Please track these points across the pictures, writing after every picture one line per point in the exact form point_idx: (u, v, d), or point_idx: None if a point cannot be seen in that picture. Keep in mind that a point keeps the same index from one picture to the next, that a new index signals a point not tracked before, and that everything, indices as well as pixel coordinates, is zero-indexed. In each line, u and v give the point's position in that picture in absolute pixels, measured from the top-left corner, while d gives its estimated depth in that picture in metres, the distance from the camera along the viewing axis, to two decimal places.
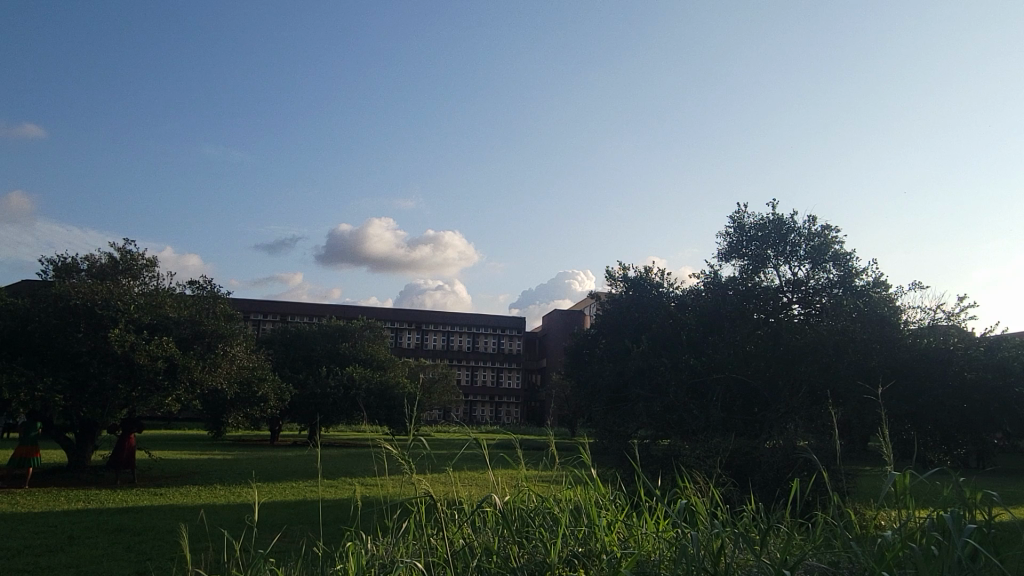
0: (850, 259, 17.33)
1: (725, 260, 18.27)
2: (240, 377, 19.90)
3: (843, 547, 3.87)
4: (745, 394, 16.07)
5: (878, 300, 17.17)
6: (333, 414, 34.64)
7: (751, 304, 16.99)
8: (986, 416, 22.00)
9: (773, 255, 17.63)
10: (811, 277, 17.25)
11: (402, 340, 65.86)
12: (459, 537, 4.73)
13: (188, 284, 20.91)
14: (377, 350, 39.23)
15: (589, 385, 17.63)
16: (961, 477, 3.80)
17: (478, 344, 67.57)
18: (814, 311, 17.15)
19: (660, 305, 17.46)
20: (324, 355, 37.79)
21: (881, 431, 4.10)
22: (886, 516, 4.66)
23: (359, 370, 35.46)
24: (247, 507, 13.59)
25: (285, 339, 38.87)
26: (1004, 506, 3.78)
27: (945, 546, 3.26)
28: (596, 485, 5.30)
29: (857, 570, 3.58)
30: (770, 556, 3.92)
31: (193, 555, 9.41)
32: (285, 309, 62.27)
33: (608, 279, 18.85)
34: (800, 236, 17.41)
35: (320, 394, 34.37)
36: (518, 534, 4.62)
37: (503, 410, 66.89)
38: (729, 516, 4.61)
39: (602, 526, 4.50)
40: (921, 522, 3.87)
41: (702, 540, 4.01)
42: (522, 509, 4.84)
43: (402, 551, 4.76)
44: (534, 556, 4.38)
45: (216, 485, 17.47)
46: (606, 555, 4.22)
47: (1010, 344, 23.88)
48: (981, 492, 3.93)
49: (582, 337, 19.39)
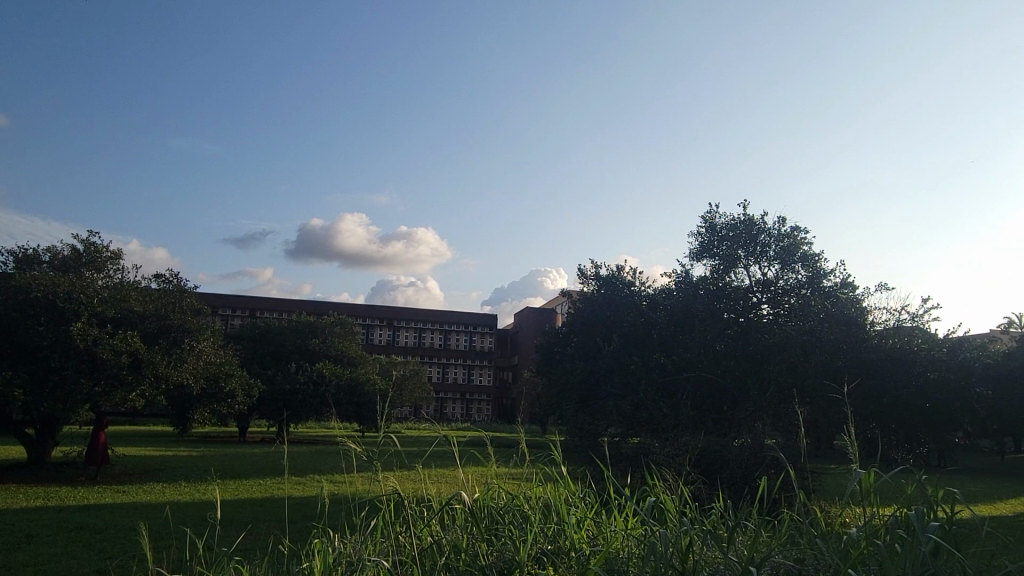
0: (818, 260, 17.53)
1: (697, 260, 18.41)
2: (206, 373, 19.59)
3: (808, 545, 3.90)
4: (715, 393, 16.21)
5: (845, 300, 17.39)
6: (302, 410, 34.28)
7: (721, 303, 17.08)
8: (948, 415, 22.46)
9: (744, 255, 17.81)
10: (780, 277, 17.42)
11: (373, 336, 65.44)
12: (428, 535, 4.68)
13: (154, 277, 20.53)
14: (348, 346, 38.92)
15: (560, 382, 17.66)
16: (924, 475, 3.83)
17: (450, 341, 67.43)
18: (783, 311, 17.31)
19: (631, 304, 17.56)
20: (293, 351, 37.41)
21: (847, 429, 4.11)
22: (851, 513, 4.67)
23: (329, 367, 35.06)
24: (212, 505, 13.37)
25: (253, 334, 38.39)
26: (967, 504, 3.81)
27: (909, 543, 3.28)
28: (566, 483, 5.29)
29: (823, 568, 3.60)
30: (737, 553, 3.95)
31: (155, 554, 9.21)
32: (254, 304, 61.50)
33: (581, 277, 18.90)
34: (770, 236, 17.63)
35: (289, 389, 33.99)
36: (487, 532, 4.58)
37: (474, 407, 66.82)
38: (697, 514, 4.62)
39: (571, 524, 4.49)
40: (885, 519, 3.90)
41: (671, 537, 4.01)
42: (491, 506, 4.82)
43: (369, 549, 4.70)
44: (503, 553, 4.35)
45: (180, 482, 17.12)
46: (575, 553, 4.21)
47: (970, 346, 24.41)
48: (945, 489, 3.95)
49: (553, 335, 19.40)
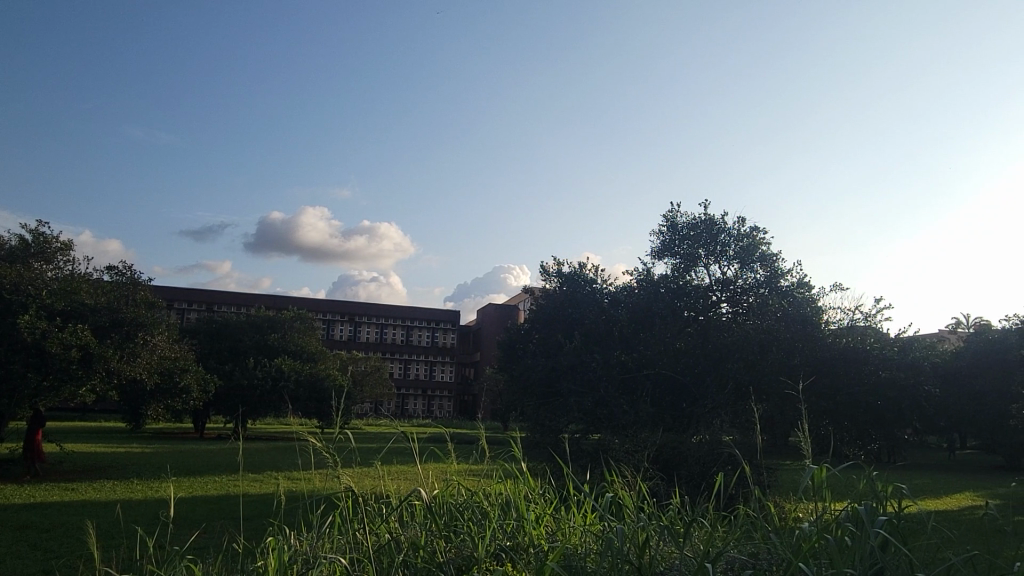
0: (776, 261, 17.87)
1: (658, 258, 18.60)
2: (160, 368, 19.15)
3: (762, 539, 3.95)
4: (674, 390, 16.40)
5: (802, 300, 17.75)
6: (260, 406, 33.74)
7: (681, 302, 17.29)
8: (898, 413, 23.12)
9: (704, 254, 18.05)
10: (739, 277, 17.71)
11: (333, 332, 64.73)
12: (387, 531, 4.64)
13: (106, 269, 19.99)
14: (308, 341, 38.39)
15: (522, 378, 17.67)
16: (874, 471, 3.92)
17: (412, 337, 67.09)
18: (741, 310, 17.59)
19: (593, 302, 17.66)
20: (251, 346, 36.77)
21: (801, 426, 4.18)
22: (804, 509, 4.74)
23: (288, 362, 34.50)
24: (164, 502, 13.09)
25: (210, 329, 37.62)
26: (914, 499, 3.90)
27: (859, 538, 3.35)
28: (525, 479, 5.29)
29: (775, 563, 3.66)
30: (693, 548, 3.98)
31: (103, 554, 8.98)
32: (211, 298, 60.27)
33: (543, 274, 18.95)
34: (729, 236, 17.91)
35: (246, 385, 33.40)
36: (446, 528, 4.55)
37: (435, 403, 66.61)
38: (655, 510, 4.66)
39: (531, 520, 4.50)
40: (836, 514, 3.98)
41: (628, 533, 4.04)
42: (451, 503, 4.80)
43: (326, 546, 4.63)
44: (462, 550, 4.33)
45: (131, 479, 16.74)
46: (533, 549, 4.20)
47: (920, 345, 25.11)
48: (893, 485, 4.03)
49: (514, 332, 19.43)
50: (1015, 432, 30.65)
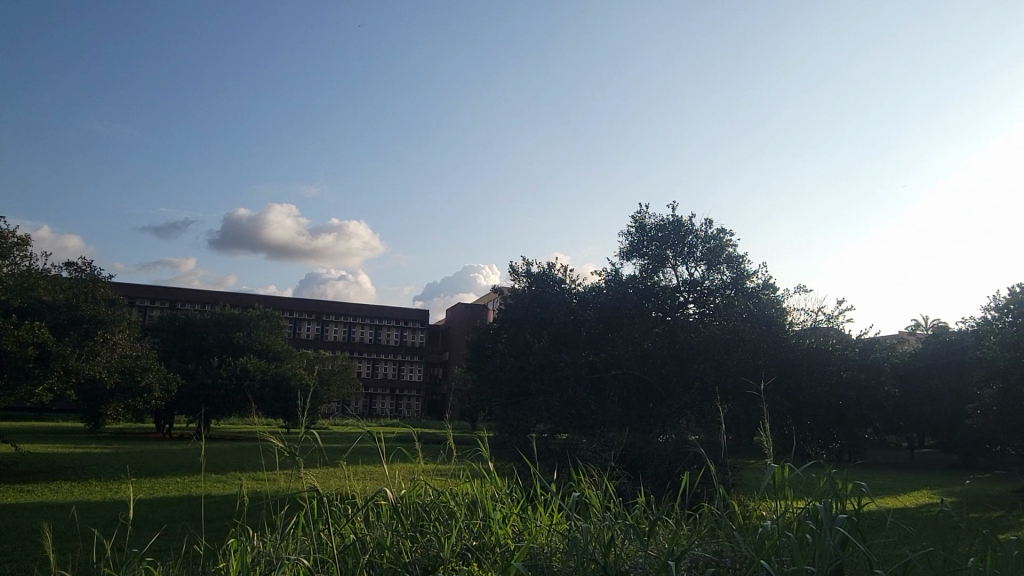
0: (742, 262, 18.15)
1: (626, 259, 18.76)
2: (120, 367, 18.74)
3: (725, 537, 4.00)
4: (642, 390, 16.52)
5: (767, 301, 18.04)
6: (224, 406, 33.24)
7: (649, 303, 17.48)
8: (859, 413, 23.60)
9: (672, 255, 18.24)
10: (706, 278, 17.93)
11: (300, 331, 64.04)
12: (353, 532, 4.59)
13: (65, 266, 19.54)
14: (274, 340, 37.90)
15: (491, 378, 17.65)
16: (833, 469, 4.00)
17: (381, 336, 66.64)
18: (708, 311, 17.71)
19: (562, 302, 17.73)
20: (215, 345, 36.22)
21: (764, 425, 4.25)
22: (766, 507, 4.79)
23: (253, 361, 34.02)
24: (123, 504, 12.81)
25: (173, 327, 36.98)
26: (872, 496, 3.98)
27: (819, 534, 3.42)
28: (493, 479, 5.27)
29: (739, 559, 3.70)
30: (657, 547, 4.01)
31: (60, 556, 8.81)
32: (174, 296, 59.18)
33: (512, 274, 18.99)
34: (697, 238, 18.14)
35: (210, 385, 32.86)
36: (412, 528, 4.52)
37: (404, 403, 66.32)
38: (621, 509, 4.68)
39: (497, 520, 4.49)
40: (798, 512, 4.04)
41: (594, 533, 4.05)
42: (417, 503, 4.78)
43: (289, 546, 4.57)
44: (428, 550, 4.29)
45: (89, 481, 16.37)
46: (499, 548, 4.19)
47: (881, 346, 25.66)
48: (853, 483, 4.11)
49: (484, 332, 19.44)
50: (971, 432, 31.50)
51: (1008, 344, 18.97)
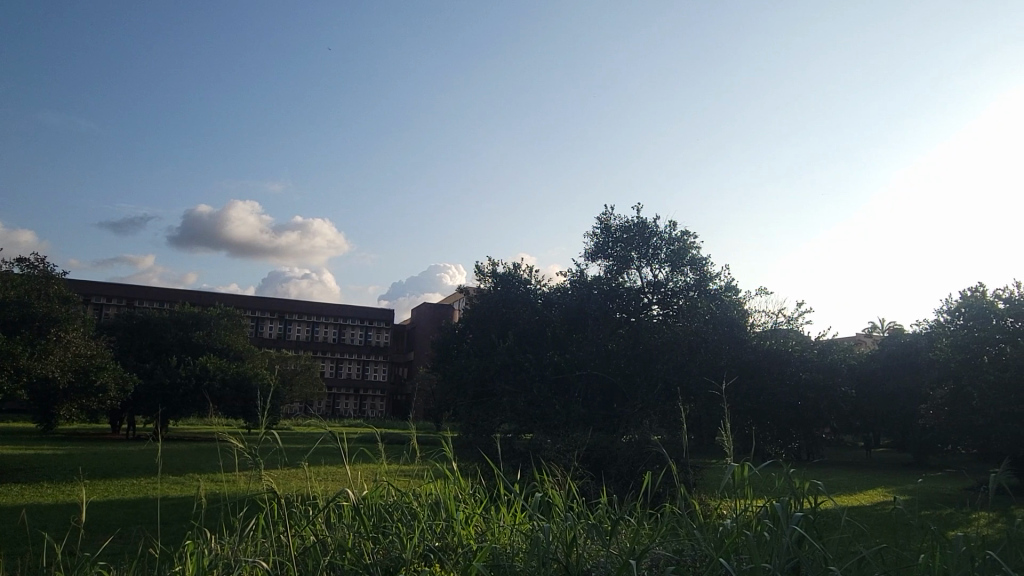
0: (705, 264, 18.34)
1: (592, 260, 18.87)
2: (75, 366, 18.28)
3: (685, 536, 4.03)
4: (606, 390, 16.62)
5: (729, 303, 18.29)
6: (182, 406, 32.58)
7: (614, 303, 17.61)
8: (817, 413, 24.05)
9: (637, 257, 18.39)
10: (670, 280, 18.09)
11: (262, 330, 63.13)
12: (313, 533, 4.54)
13: (16, 262, 19.01)
14: (235, 339, 37.26)
15: (455, 378, 17.61)
16: (791, 468, 4.06)
17: (345, 336, 66.01)
18: (671, 313, 17.88)
19: (527, 302, 17.77)
20: (174, 344, 35.49)
21: (723, 425, 4.30)
22: (726, 506, 4.83)
23: (213, 361, 33.40)
24: (76, 507, 12.46)
25: (130, 325, 36.17)
26: (828, 495, 4.05)
27: (776, 532, 3.48)
28: (456, 479, 5.26)
29: (699, 558, 3.74)
30: (619, 546, 4.03)
31: (8, 561, 8.56)
32: (131, 293, 57.85)
33: (478, 274, 18.95)
34: (661, 240, 18.34)
35: (168, 385, 32.17)
36: (374, 530, 4.46)
37: (367, 403, 65.80)
38: (584, 508, 4.70)
39: (460, 520, 4.47)
40: (756, 511, 4.10)
41: (557, 533, 4.05)
42: (379, 504, 4.74)
43: (247, 549, 4.47)
44: (389, 551, 4.24)
45: (41, 483, 15.92)
46: (462, 548, 4.15)
47: (839, 347, 26.20)
48: (810, 482, 4.18)
49: (449, 332, 19.39)
50: (923, 431, 32.41)
51: (960, 346, 19.58)
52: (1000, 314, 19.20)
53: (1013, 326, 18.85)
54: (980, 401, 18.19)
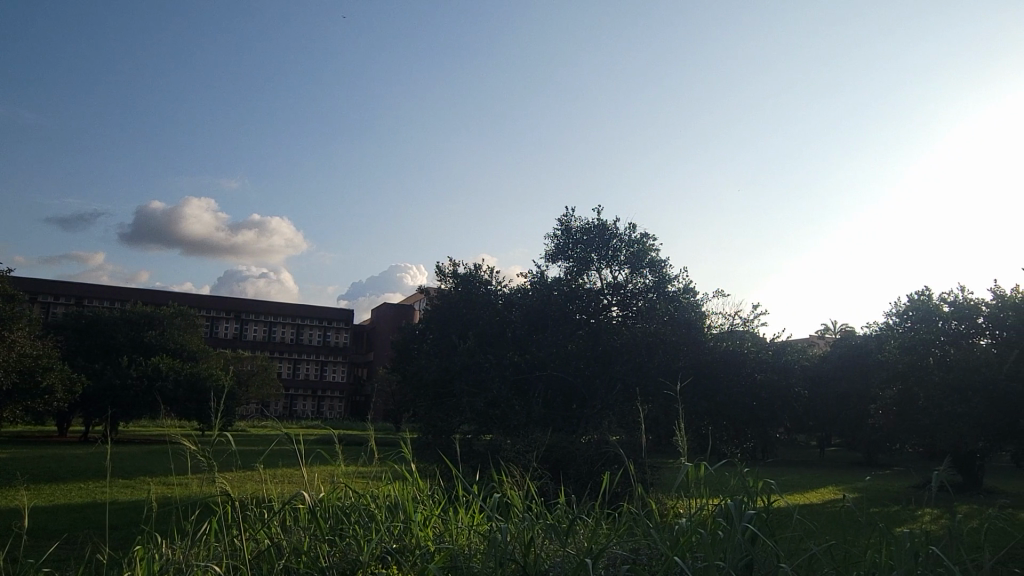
0: (664, 267, 18.60)
1: (552, 261, 18.98)
2: (20, 367, 17.71)
3: (642, 535, 4.06)
4: (565, 391, 16.71)
5: (687, 305, 18.56)
6: (133, 407, 31.76)
7: (573, 305, 17.76)
8: (772, 413, 24.57)
9: (596, 259, 18.56)
10: (629, 281, 18.32)
11: (218, 330, 61.93)
12: (269, 536, 4.47)
13: None
14: (189, 339, 36.45)
15: (415, 379, 17.50)
16: (745, 468, 4.14)
17: (303, 336, 65.11)
18: (631, 313, 18.15)
19: (488, 303, 17.80)
20: (125, 344, 34.61)
21: (679, 425, 4.35)
22: (682, 505, 4.89)
23: (166, 361, 32.64)
24: (18, 512, 12.00)
25: (79, 325, 35.15)
26: (781, 493, 4.13)
27: (729, 531, 3.55)
28: (415, 480, 5.24)
29: (654, 557, 3.78)
30: (576, 546, 4.07)
31: None
32: (80, 292, 56.18)
33: (438, 274, 18.88)
34: (620, 242, 18.54)
35: (119, 385, 31.35)
36: (331, 532, 4.41)
37: (326, 404, 65.02)
38: (543, 508, 4.71)
39: (417, 522, 4.44)
40: (712, 510, 4.16)
41: (514, 534, 4.06)
42: (336, 506, 4.69)
43: (200, 553, 4.37)
44: (346, 553, 4.18)
45: None
46: (419, 550, 4.12)
47: (793, 349, 26.78)
48: (763, 481, 4.27)
49: (410, 332, 19.28)
50: (873, 430, 33.30)
51: (907, 348, 20.20)
52: (944, 316, 19.88)
53: (957, 328, 19.52)
54: (926, 401, 18.81)
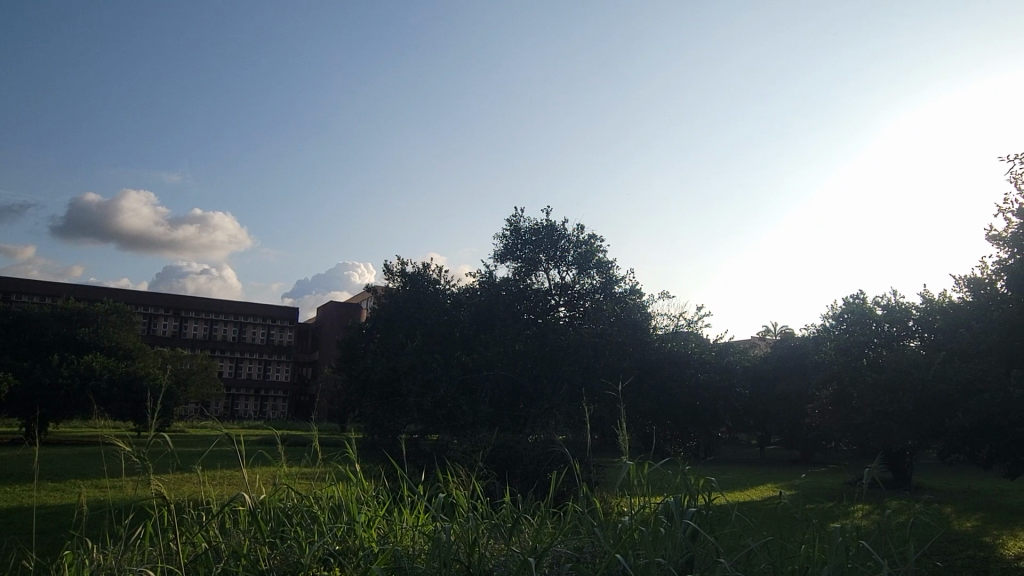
0: (611, 268, 18.88)
1: (501, 261, 19.03)
2: None
3: (587, 533, 4.11)
4: (512, 390, 16.72)
5: (633, 306, 18.83)
6: (64, 407, 30.53)
7: (521, 305, 17.86)
8: (714, 412, 25.13)
9: (545, 259, 18.68)
10: (577, 282, 18.51)
11: (156, 327, 60.08)
12: (206, 539, 4.35)
13: None
14: (124, 336, 35.20)
15: (361, 378, 17.29)
16: (687, 466, 4.22)
17: (245, 334, 63.66)
18: (578, 314, 18.33)
19: (436, 302, 17.71)
20: (56, 341, 33.24)
21: (622, 425, 4.40)
22: (626, 504, 4.94)
23: (100, 359, 31.53)
24: None
25: (6, 321, 33.60)
26: (720, 490, 4.23)
27: (670, 529, 3.63)
28: (359, 481, 5.18)
29: (597, 554, 3.83)
30: (521, 545, 4.10)
31: None
32: (8, 287, 53.68)
33: (386, 272, 18.72)
34: (569, 243, 18.71)
35: (49, 385, 30.07)
36: (272, 535, 4.33)
37: (269, 404, 63.67)
38: (487, 508, 4.71)
39: (362, 523, 4.38)
40: (654, 507, 4.23)
41: (459, 534, 4.05)
42: (278, 508, 4.61)
43: (135, 558, 4.22)
44: (287, 556, 4.11)
45: None
46: (362, 552, 4.07)
47: (736, 349, 27.41)
48: (704, 479, 4.37)
49: (356, 332, 19.04)
50: (809, 429, 34.38)
51: (843, 349, 21.00)
52: (878, 319, 20.70)
53: (890, 331, 20.35)
54: (860, 401, 19.60)
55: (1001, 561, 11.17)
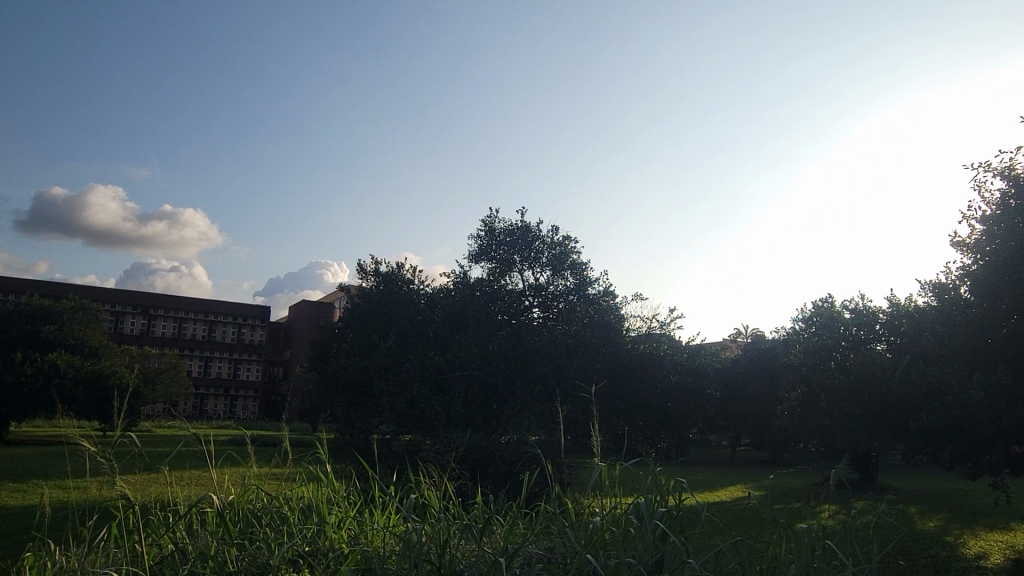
0: (585, 269, 18.96)
1: (475, 261, 19.03)
2: None
3: (558, 533, 4.13)
4: (486, 391, 16.69)
5: (606, 307, 18.92)
6: (27, 406, 29.83)
7: (495, 306, 17.87)
8: (686, 413, 25.32)
9: (519, 260, 18.71)
10: (551, 283, 18.56)
11: (123, 325, 59.03)
12: (173, 541, 4.30)
13: None
14: (91, 334, 34.52)
15: (333, 378, 17.13)
16: (658, 466, 4.25)
17: (215, 333, 62.79)
18: (552, 315, 18.39)
19: (410, 302, 17.63)
20: (20, 339, 32.48)
21: (594, 425, 4.41)
22: (597, 504, 4.96)
23: (65, 357, 30.84)
24: None
25: None
26: (690, 490, 4.28)
27: (640, 530, 3.68)
28: (330, 481, 5.13)
29: (568, 555, 3.84)
30: (491, 546, 4.10)
31: None
32: None
33: (360, 272, 18.61)
34: (543, 244, 18.76)
35: (11, 383, 29.37)
36: (240, 536, 4.29)
37: (239, 403, 62.86)
38: (459, 509, 4.69)
39: (332, 523, 4.35)
40: (625, 507, 4.25)
41: (430, 534, 4.05)
42: (247, 509, 4.57)
43: (99, 559, 4.15)
44: (255, 557, 4.06)
45: None
46: (332, 552, 4.04)
47: (707, 351, 27.69)
48: (674, 480, 4.41)
49: (329, 331, 18.88)
50: (779, 430, 34.78)
51: (812, 351, 21.43)
52: (846, 322, 21.03)
53: (857, 334, 20.60)
54: (829, 403, 19.93)
55: (962, 560, 11.41)
